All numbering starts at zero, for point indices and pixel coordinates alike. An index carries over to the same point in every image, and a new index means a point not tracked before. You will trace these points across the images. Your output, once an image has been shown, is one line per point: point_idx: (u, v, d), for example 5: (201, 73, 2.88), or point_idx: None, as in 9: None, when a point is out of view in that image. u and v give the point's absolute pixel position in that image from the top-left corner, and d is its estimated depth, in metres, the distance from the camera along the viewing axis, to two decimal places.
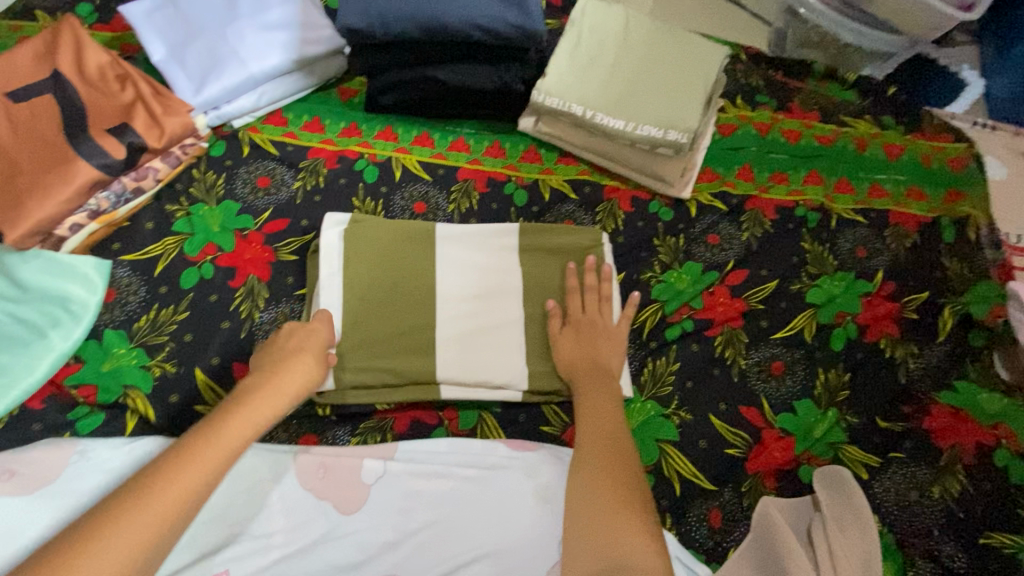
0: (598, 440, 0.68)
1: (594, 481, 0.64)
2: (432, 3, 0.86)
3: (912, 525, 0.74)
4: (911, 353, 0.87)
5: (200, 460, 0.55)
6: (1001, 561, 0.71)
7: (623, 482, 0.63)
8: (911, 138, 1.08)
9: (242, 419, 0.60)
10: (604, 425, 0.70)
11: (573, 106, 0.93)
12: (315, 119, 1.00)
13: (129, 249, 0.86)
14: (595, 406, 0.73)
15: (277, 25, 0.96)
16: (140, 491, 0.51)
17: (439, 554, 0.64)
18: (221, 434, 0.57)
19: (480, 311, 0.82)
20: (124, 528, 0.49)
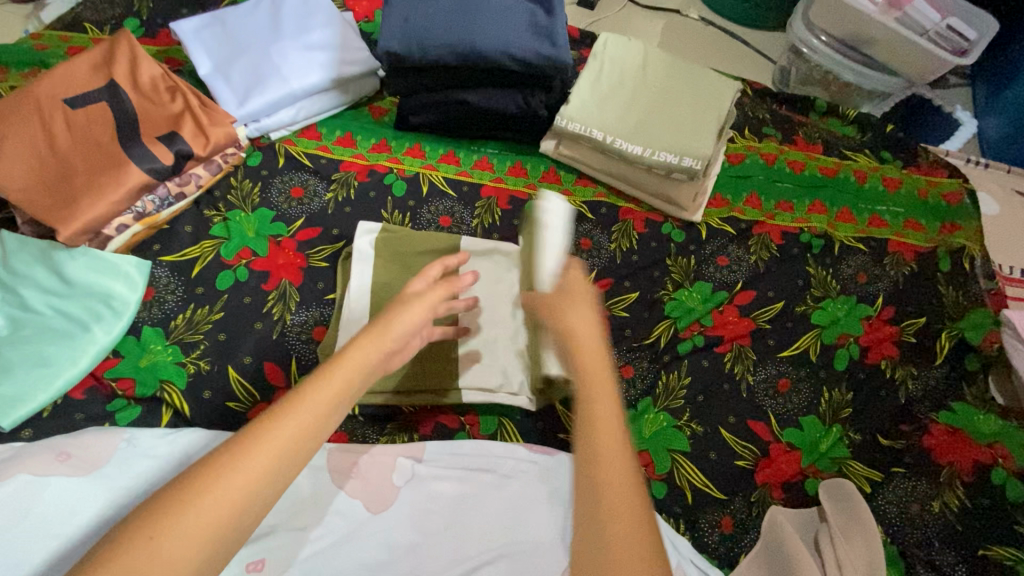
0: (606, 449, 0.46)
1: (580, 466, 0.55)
2: (468, 31, 0.91)
3: (913, 536, 0.77)
4: (910, 374, 0.91)
5: (255, 465, 0.42)
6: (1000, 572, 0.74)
7: (626, 528, 0.42)
8: (909, 173, 1.14)
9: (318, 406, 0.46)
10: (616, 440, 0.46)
11: (593, 131, 0.99)
12: (347, 135, 1.05)
13: (168, 250, 0.90)
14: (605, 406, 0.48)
15: (317, 46, 1.02)
16: (158, 513, 0.39)
17: (459, 552, 0.65)
18: (270, 428, 0.44)
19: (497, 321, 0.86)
20: (151, 562, 0.38)
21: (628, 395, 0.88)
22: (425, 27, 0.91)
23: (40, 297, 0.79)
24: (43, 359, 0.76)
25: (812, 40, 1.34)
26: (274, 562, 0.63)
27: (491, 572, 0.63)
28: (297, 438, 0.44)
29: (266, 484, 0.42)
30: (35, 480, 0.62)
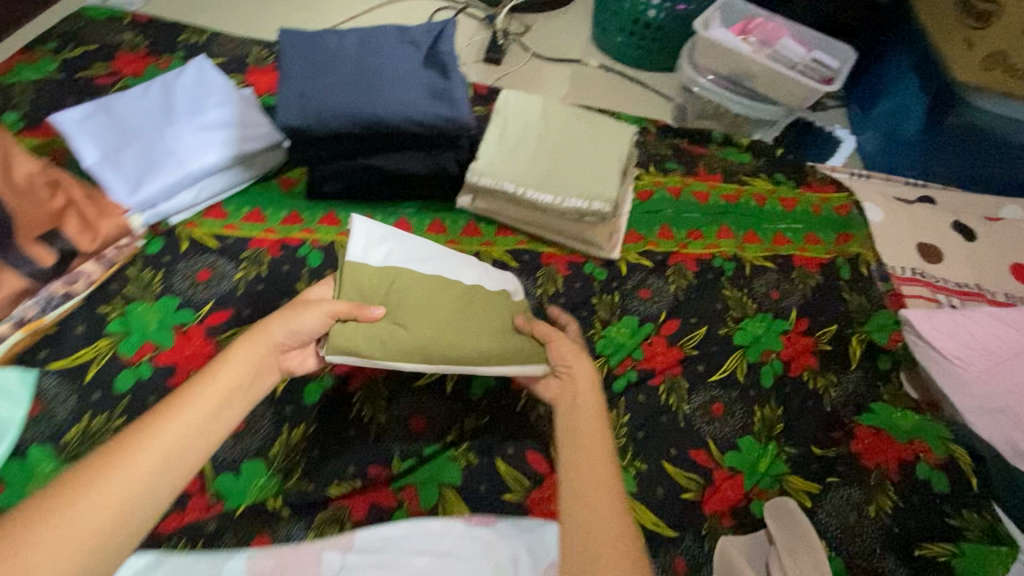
0: (587, 447, 0.65)
1: (586, 449, 0.65)
2: (367, 99, 0.92)
3: (855, 546, 0.78)
4: (831, 383, 0.95)
5: (152, 454, 0.55)
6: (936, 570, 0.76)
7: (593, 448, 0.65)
8: (801, 192, 1.24)
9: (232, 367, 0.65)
10: (594, 439, 0.66)
11: (503, 183, 1.01)
12: (256, 210, 1.03)
13: (56, 356, 0.82)
14: (582, 430, 0.67)
15: (215, 124, 0.99)
16: (69, 491, 0.51)
17: None
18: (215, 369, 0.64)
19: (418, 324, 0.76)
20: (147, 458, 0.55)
21: None
22: (324, 99, 0.91)
23: None
24: None
25: (700, 79, 1.45)
26: None
27: None
28: (191, 431, 0.59)
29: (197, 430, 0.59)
30: None
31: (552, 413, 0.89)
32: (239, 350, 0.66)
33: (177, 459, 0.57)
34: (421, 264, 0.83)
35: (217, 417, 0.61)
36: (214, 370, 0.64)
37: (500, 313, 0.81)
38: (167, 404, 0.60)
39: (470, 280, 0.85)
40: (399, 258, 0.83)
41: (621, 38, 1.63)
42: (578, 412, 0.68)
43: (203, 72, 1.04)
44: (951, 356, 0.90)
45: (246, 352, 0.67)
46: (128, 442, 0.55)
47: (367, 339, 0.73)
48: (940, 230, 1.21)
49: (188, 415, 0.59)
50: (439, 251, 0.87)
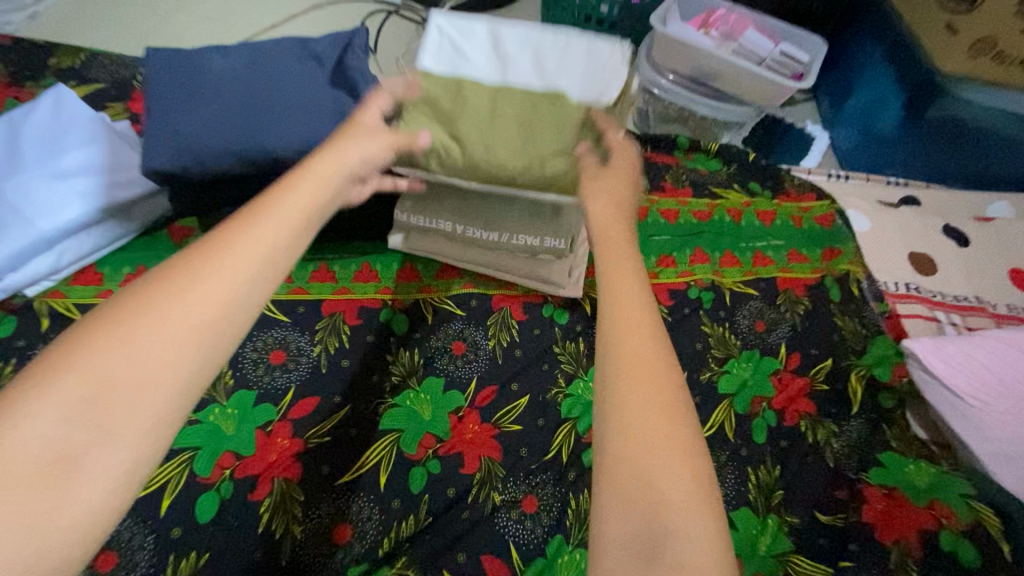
0: (625, 354, 0.45)
1: (641, 387, 0.44)
2: (255, 132, 0.74)
3: None
4: (832, 432, 0.82)
5: (174, 327, 0.41)
6: None
7: (641, 372, 0.45)
8: (779, 202, 1.11)
9: (275, 225, 0.48)
10: (639, 350, 0.45)
11: (441, 222, 0.87)
12: (139, 269, 0.84)
13: None
14: (636, 345, 0.46)
15: (75, 170, 0.80)
16: (69, 353, 0.39)
17: None
18: (248, 224, 0.47)
19: (474, 111, 0.69)
20: (147, 337, 0.40)
21: (532, 538, 0.72)
22: (200, 135, 0.73)
23: None
24: None
25: (661, 80, 1.31)
26: None
27: None
28: (229, 292, 0.44)
29: (228, 307, 0.43)
30: None
31: (511, 501, 0.74)
32: (298, 185, 0.52)
33: (205, 329, 0.42)
34: (496, 65, 0.75)
35: (259, 263, 0.46)
36: (271, 204, 0.49)
37: (569, 115, 0.69)
38: (207, 246, 0.45)
39: (538, 82, 0.73)
40: (472, 65, 0.75)
41: None
42: (626, 330, 0.46)
43: (60, 104, 0.85)
44: (965, 395, 0.79)
45: (301, 194, 0.51)
46: (147, 307, 0.41)
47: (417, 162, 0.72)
48: (931, 236, 1.10)
49: (216, 277, 0.43)
50: (528, 29, 0.76)
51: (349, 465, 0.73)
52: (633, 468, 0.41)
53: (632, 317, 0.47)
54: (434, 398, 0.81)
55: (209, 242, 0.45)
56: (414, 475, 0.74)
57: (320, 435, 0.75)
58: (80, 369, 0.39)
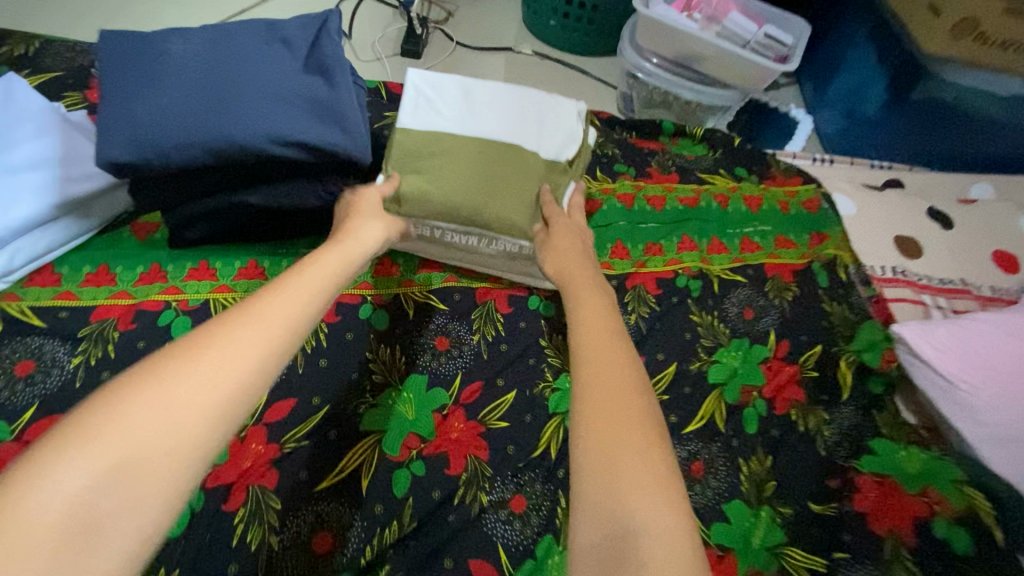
0: (595, 372, 0.52)
1: (606, 401, 0.50)
2: (219, 120, 0.69)
3: None
4: (823, 420, 0.81)
5: (188, 402, 0.41)
6: None
7: (619, 385, 0.51)
8: (766, 187, 1.10)
9: (283, 310, 0.50)
10: (608, 373, 0.52)
11: (413, 227, 0.82)
12: (100, 269, 0.80)
13: None
14: (604, 357, 0.54)
15: (26, 162, 0.76)
16: (94, 432, 0.38)
17: None
18: (261, 305, 0.50)
19: (444, 157, 0.80)
20: (165, 405, 0.40)
21: (522, 538, 0.69)
22: (160, 124, 0.68)
23: None
24: None
25: (645, 64, 1.28)
26: None
27: None
28: (244, 371, 0.45)
29: (241, 373, 0.44)
30: None
31: (499, 501, 0.72)
32: (305, 276, 0.56)
33: (235, 394, 0.43)
34: (464, 117, 0.83)
35: (273, 339, 0.47)
36: (281, 290, 0.53)
37: (524, 164, 0.81)
38: (222, 328, 0.46)
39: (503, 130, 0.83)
40: (443, 118, 0.83)
41: (553, 21, 1.45)
42: (598, 363, 0.54)
43: (10, 93, 0.80)
44: (956, 379, 0.78)
45: (303, 286, 0.55)
46: (165, 382, 0.41)
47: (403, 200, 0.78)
48: (917, 219, 1.10)
49: (233, 360, 0.44)
50: (497, 89, 0.86)
51: (330, 471, 0.70)
52: (602, 472, 0.45)
53: (616, 373, 0.52)
54: (417, 396, 0.78)
55: (226, 318, 0.47)
56: (397, 478, 0.71)
57: (297, 439, 0.71)
58: (96, 439, 0.38)
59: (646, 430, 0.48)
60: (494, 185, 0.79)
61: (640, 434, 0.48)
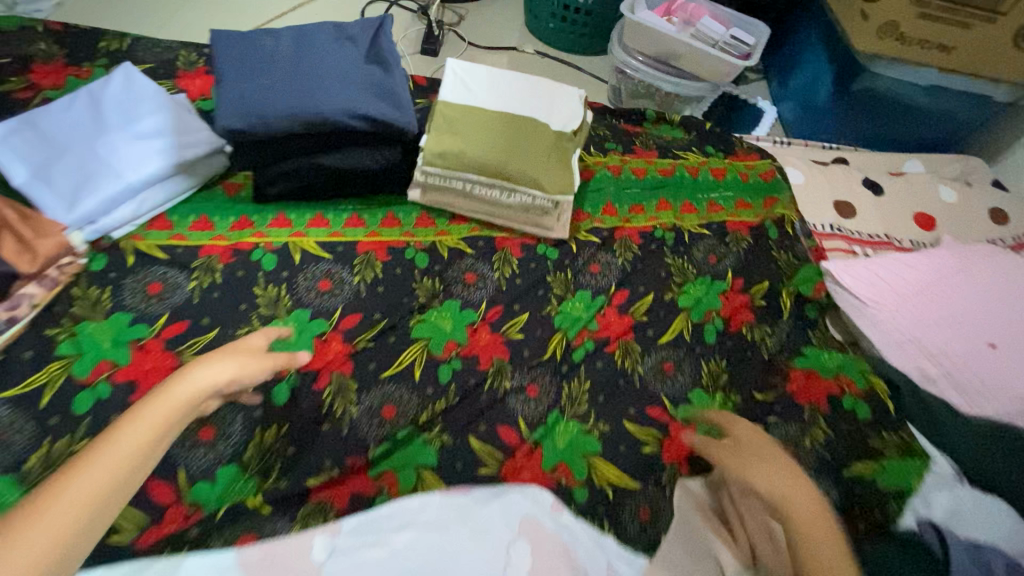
0: (803, 504, 0.71)
1: (796, 498, 0.72)
2: (309, 100, 0.92)
3: (795, 474, 0.85)
4: (766, 333, 1.05)
5: (70, 504, 0.52)
6: (865, 487, 0.83)
7: (802, 492, 0.73)
8: (729, 162, 1.33)
9: (134, 439, 0.58)
10: (809, 499, 0.72)
11: (452, 180, 1.04)
12: (202, 218, 1.02)
13: (4, 385, 0.79)
14: (806, 502, 0.71)
15: (150, 133, 0.98)
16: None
17: None
18: (114, 434, 0.58)
19: (476, 125, 1.03)
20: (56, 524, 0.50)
21: (536, 413, 0.92)
22: (266, 103, 0.91)
23: None
24: None
25: (632, 61, 1.52)
26: None
27: None
28: (105, 487, 0.54)
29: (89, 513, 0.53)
30: None
31: (518, 388, 0.94)
32: (160, 395, 0.62)
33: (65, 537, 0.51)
34: (491, 98, 1.08)
35: (128, 459, 0.57)
36: (123, 427, 0.59)
37: (539, 131, 1.05)
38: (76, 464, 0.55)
39: (521, 107, 1.08)
40: (475, 98, 1.07)
41: (552, 24, 1.68)
42: (795, 483, 0.74)
43: (130, 79, 1.02)
44: (866, 300, 1.02)
45: (149, 414, 0.60)
46: (34, 508, 0.51)
47: (443, 157, 1.01)
48: (853, 188, 1.34)
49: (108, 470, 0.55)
50: (516, 77, 1.11)
51: (390, 364, 0.92)
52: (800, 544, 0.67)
53: (808, 498, 0.72)
54: (453, 315, 1.00)
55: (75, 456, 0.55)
56: (441, 370, 0.93)
57: (366, 341, 0.94)
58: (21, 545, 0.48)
59: (825, 519, 0.70)
60: (516, 146, 1.03)
61: (829, 527, 0.68)
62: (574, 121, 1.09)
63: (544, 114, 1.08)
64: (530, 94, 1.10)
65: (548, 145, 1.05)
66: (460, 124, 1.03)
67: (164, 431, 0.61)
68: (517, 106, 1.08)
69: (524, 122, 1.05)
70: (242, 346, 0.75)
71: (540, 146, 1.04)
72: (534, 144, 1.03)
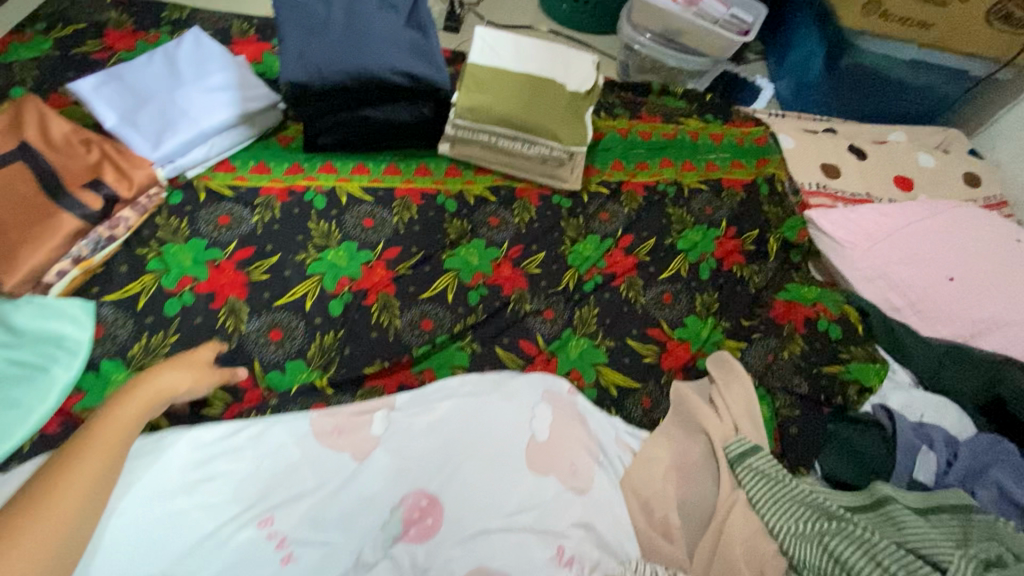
0: None
1: None
2: (358, 57, 1.07)
3: (768, 371, 1.00)
4: (754, 272, 1.19)
5: (68, 493, 0.58)
6: (829, 381, 0.99)
7: None
8: (727, 128, 1.47)
9: (105, 436, 0.64)
10: None
11: (480, 133, 1.18)
12: (260, 163, 1.15)
13: (108, 290, 0.95)
14: None
15: (218, 87, 1.12)
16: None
17: (460, 465, 0.75)
18: (87, 436, 0.63)
19: (501, 85, 1.18)
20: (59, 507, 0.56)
21: (552, 331, 1.06)
22: (322, 58, 1.05)
23: None
24: (11, 402, 0.78)
25: (640, 38, 1.64)
26: (282, 518, 0.72)
27: (492, 472, 0.74)
28: (89, 484, 0.60)
29: (85, 496, 0.59)
30: None
31: (536, 311, 1.08)
32: (123, 401, 0.69)
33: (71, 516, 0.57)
34: (514, 60, 1.22)
35: (108, 452, 0.63)
36: (90, 431, 0.64)
37: (556, 90, 1.20)
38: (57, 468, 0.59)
39: (541, 69, 1.22)
40: (499, 60, 1.22)
41: (566, 5, 1.81)
42: None
43: (199, 41, 1.16)
44: (842, 241, 1.16)
45: (109, 426, 0.66)
46: (32, 499, 0.56)
47: (473, 112, 1.16)
48: (839, 152, 1.47)
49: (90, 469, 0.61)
50: (536, 44, 1.26)
51: (427, 287, 1.06)
52: None
53: None
54: (479, 251, 1.13)
55: (58, 458, 0.60)
56: (470, 295, 1.07)
57: (405, 268, 1.08)
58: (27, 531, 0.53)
59: None
60: (536, 103, 1.17)
61: None
62: (587, 83, 1.23)
63: (561, 75, 1.23)
64: (548, 58, 1.24)
65: (564, 103, 1.19)
66: (488, 83, 1.18)
67: (129, 428, 0.67)
68: (537, 68, 1.22)
69: (543, 83, 1.20)
70: (188, 356, 0.81)
71: (557, 103, 1.18)
72: (551, 102, 1.18)
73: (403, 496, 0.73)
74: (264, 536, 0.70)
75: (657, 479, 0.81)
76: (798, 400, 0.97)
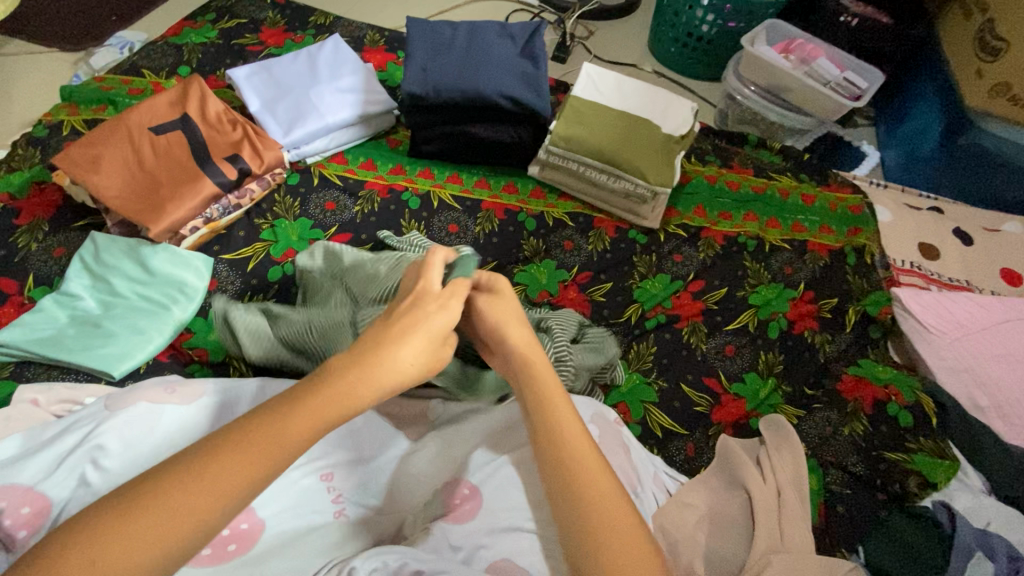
0: None
1: None
2: (473, 79, 1.16)
3: (823, 444, 1.00)
4: (826, 340, 1.14)
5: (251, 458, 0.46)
6: (886, 464, 0.97)
7: None
8: (822, 191, 1.39)
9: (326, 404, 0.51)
10: None
11: (570, 161, 1.23)
12: (369, 160, 1.27)
13: (226, 250, 1.09)
14: None
15: (347, 89, 1.26)
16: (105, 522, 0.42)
17: (497, 463, 0.82)
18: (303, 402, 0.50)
19: (597, 120, 1.23)
20: (169, 491, 0.44)
21: None
22: (440, 77, 1.16)
23: (128, 285, 0.98)
24: (139, 330, 0.94)
25: (744, 89, 1.57)
26: (340, 475, 0.80)
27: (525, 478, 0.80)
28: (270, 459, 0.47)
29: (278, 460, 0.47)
30: (153, 407, 0.77)
31: None
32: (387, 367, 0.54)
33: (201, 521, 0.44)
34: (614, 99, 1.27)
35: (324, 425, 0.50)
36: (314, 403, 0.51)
37: (651, 131, 1.22)
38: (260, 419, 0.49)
39: (638, 110, 1.26)
40: (597, 97, 1.27)
41: (676, 49, 1.75)
42: None
43: (339, 47, 1.31)
44: (928, 326, 1.09)
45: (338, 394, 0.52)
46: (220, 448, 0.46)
47: (568, 141, 1.21)
48: (941, 233, 1.39)
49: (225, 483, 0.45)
50: (638, 84, 1.30)
51: None
52: None
53: None
54: (549, 271, 1.18)
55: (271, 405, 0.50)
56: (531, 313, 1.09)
57: None
58: (160, 503, 0.43)
59: None
60: (630, 140, 1.20)
61: None
62: (684, 128, 1.25)
63: (655, 117, 1.25)
64: (648, 99, 1.28)
65: (659, 142, 1.22)
66: (588, 115, 1.23)
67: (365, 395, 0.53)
68: (633, 109, 1.26)
69: (639, 122, 1.23)
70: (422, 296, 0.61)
71: (650, 144, 1.21)
72: (645, 142, 1.21)
73: (446, 482, 0.80)
74: (324, 488, 0.78)
75: (688, 524, 0.82)
76: (852, 480, 0.96)
